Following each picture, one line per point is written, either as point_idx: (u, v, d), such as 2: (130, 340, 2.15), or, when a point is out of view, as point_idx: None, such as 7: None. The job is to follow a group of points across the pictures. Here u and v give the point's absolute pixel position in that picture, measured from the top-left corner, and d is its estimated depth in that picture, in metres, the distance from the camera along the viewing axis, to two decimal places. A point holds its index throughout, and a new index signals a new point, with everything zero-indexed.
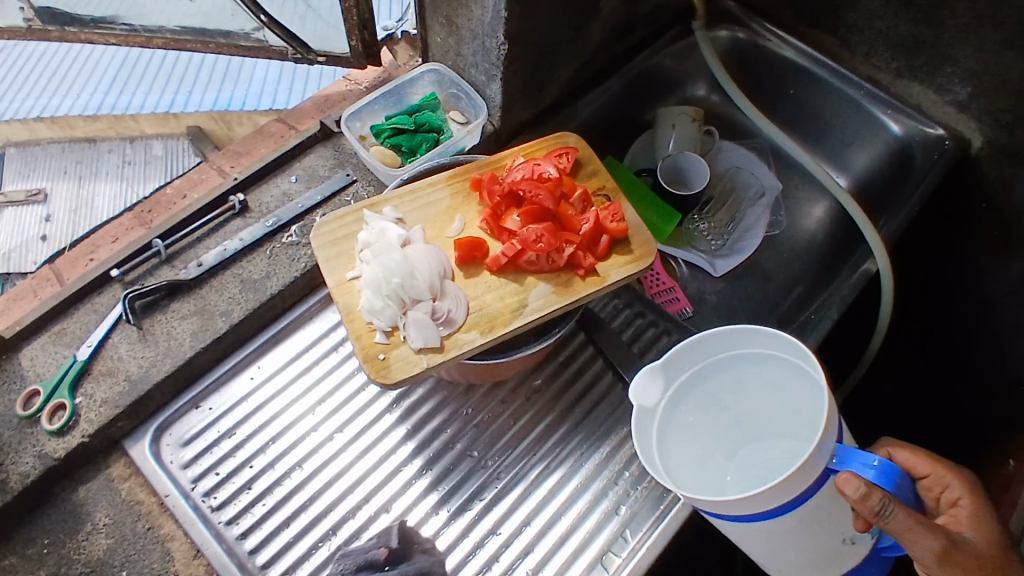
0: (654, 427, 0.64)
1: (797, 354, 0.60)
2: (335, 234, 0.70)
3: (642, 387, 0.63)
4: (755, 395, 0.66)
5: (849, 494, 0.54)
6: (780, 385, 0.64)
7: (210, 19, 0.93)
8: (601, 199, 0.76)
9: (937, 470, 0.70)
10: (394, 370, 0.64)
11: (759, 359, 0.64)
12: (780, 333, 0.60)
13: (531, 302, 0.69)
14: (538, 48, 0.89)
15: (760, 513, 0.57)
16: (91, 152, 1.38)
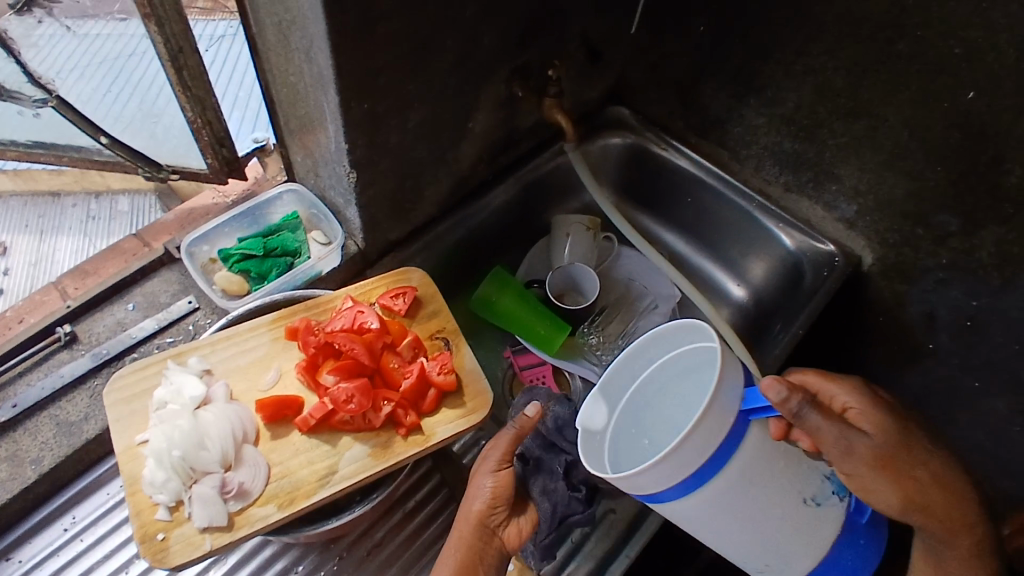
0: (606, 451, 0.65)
1: (698, 338, 0.63)
2: (132, 390, 0.66)
3: (588, 412, 0.66)
4: None
5: (773, 398, 0.57)
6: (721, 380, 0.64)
7: (48, 133, 0.85)
8: (436, 345, 0.72)
9: (827, 385, 0.71)
10: (172, 553, 0.59)
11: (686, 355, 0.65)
12: (685, 320, 0.63)
13: (341, 468, 0.64)
14: (395, 172, 0.86)
15: (683, 484, 0.58)
16: (51, 204, 1.18)
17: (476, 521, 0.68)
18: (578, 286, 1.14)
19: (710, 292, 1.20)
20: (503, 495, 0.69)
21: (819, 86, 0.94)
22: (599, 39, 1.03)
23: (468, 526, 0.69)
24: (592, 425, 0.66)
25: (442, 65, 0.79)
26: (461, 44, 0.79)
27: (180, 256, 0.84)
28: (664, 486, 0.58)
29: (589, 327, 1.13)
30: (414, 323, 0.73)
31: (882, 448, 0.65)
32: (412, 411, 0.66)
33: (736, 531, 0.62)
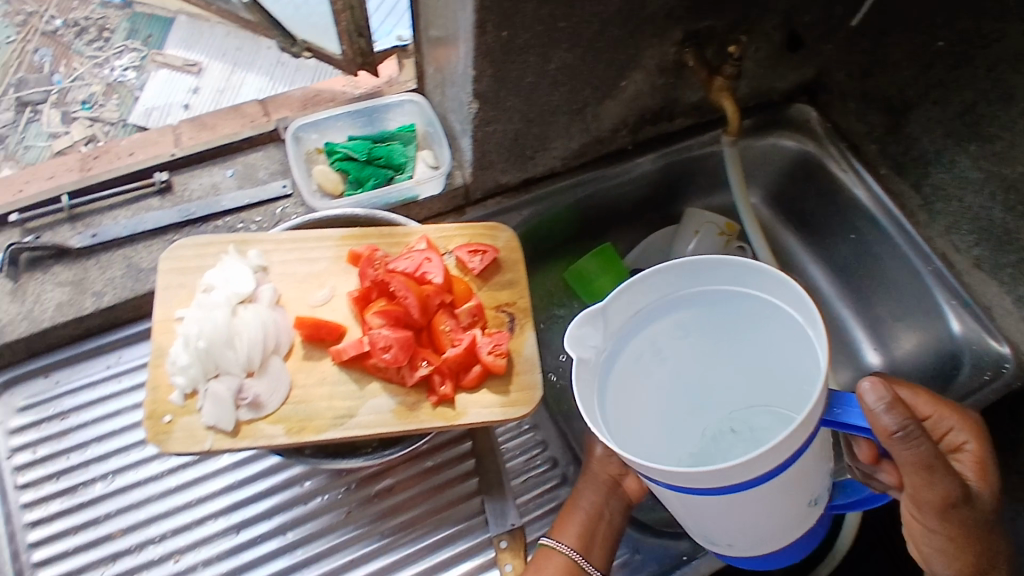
0: (594, 392, 0.54)
1: (755, 279, 0.54)
2: (186, 262, 0.63)
3: (580, 336, 0.53)
4: (745, 345, 0.58)
5: (870, 402, 0.50)
6: (745, 326, 0.57)
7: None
8: (498, 320, 0.64)
9: (955, 417, 0.65)
10: (173, 439, 0.57)
11: (722, 297, 0.56)
12: (734, 258, 0.54)
13: (360, 414, 0.59)
14: (524, 114, 0.77)
15: (728, 486, 0.49)
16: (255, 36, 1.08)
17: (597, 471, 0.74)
18: None
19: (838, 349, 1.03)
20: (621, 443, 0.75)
21: None
22: (808, 23, 0.87)
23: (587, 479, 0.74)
24: (587, 356, 0.54)
25: (609, 9, 0.68)
26: None
27: (286, 138, 0.82)
28: (721, 484, 0.48)
29: None
30: (483, 287, 0.66)
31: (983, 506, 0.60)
32: (449, 382, 0.60)
33: (733, 522, 0.55)
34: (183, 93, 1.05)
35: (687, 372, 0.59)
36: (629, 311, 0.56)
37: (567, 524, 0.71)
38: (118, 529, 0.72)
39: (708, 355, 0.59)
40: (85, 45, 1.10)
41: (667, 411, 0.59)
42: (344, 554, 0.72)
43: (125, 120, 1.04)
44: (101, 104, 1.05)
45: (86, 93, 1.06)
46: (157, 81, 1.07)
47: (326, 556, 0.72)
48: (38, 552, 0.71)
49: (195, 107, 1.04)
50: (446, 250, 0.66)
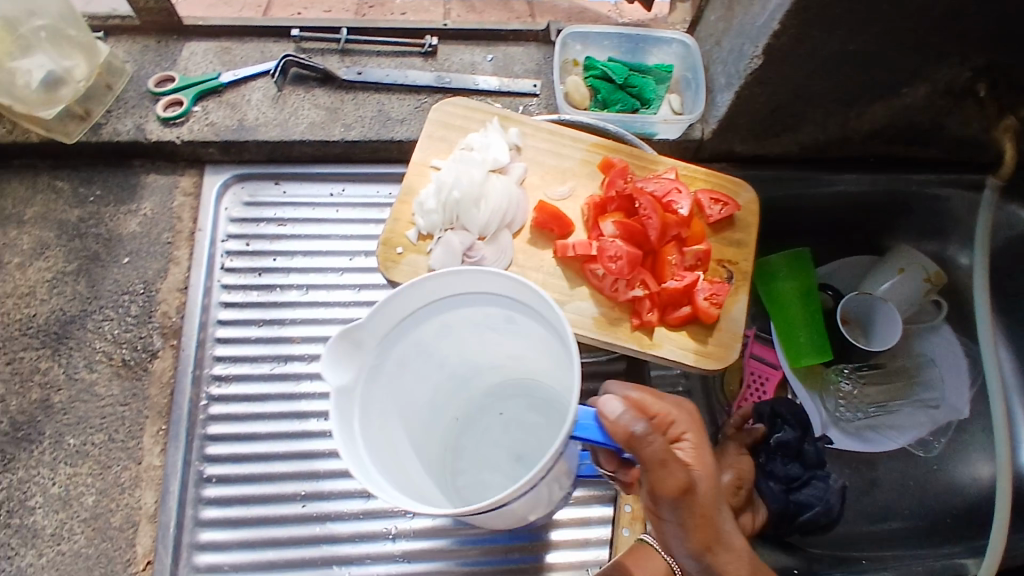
0: (357, 416, 0.46)
1: (500, 294, 0.49)
2: (454, 119, 0.66)
3: (336, 364, 0.46)
4: (455, 341, 0.53)
5: (610, 411, 0.47)
6: (487, 324, 0.52)
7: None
8: (717, 273, 0.64)
9: (663, 398, 0.56)
10: (398, 270, 0.61)
11: (483, 305, 0.50)
12: (502, 273, 0.47)
13: (564, 310, 0.61)
14: (794, 87, 0.76)
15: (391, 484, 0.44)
16: None
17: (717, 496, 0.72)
18: (867, 324, 0.97)
19: None
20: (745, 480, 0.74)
21: None
22: None
23: None
24: (351, 386, 0.46)
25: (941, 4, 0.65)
26: None
27: (555, 41, 0.83)
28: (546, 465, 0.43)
29: (848, 371, 0.96)
30: (711, 238, 0.65)
31: (710, 485, 0.55)
32: (656, 312, 0.60)
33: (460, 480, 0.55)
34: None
35: (409, 404, 0.52)
36: (400, 321, 0.49)
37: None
38: (297, 336, 0.76)
39: (488, 344, 0.55)
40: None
41: (419, 426, 0.54)
42: None
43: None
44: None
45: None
46: None
47: None
48: (223, 329, 0.76)
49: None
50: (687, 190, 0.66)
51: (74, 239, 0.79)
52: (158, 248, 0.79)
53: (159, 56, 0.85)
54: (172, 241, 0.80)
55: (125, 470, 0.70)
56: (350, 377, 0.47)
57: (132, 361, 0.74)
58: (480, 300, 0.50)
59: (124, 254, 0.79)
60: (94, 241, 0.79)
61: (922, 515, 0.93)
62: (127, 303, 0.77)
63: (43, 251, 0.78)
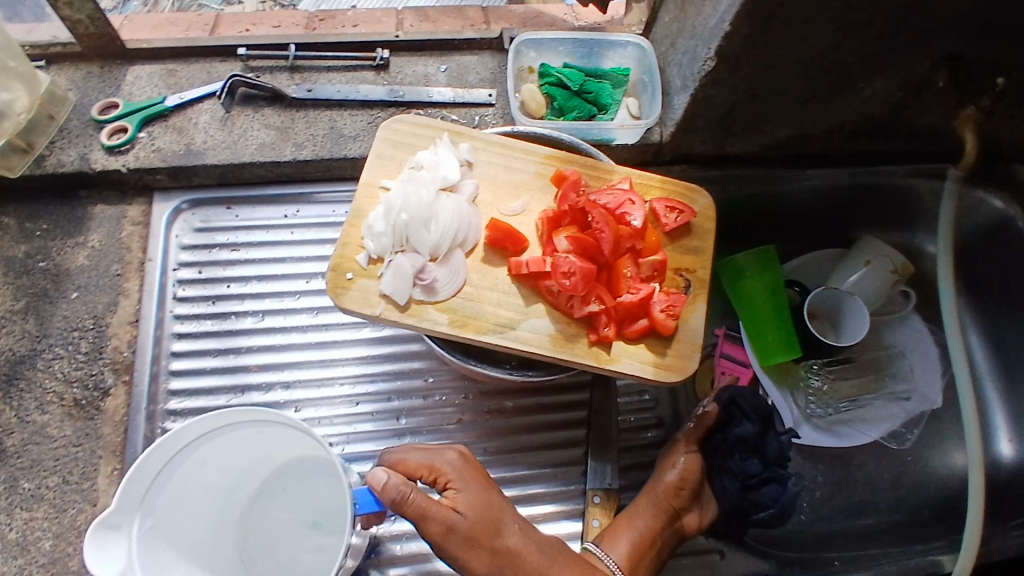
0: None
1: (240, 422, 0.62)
2: (402, 136, 0.65)
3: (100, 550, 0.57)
4: (216, 460, 0.65)
5: (374, 483, 0.53)
6: (252, 437, 0.65)
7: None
8: (674, 282, 0.63)
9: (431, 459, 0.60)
10: (349, 296, 0.60)
11: (218, 436, 0.63)
12: (224, 413, 0.60)
13: (520, 328, 0.60)
14: (751, 89, 0.74)
15: None
16: None
17: (663, 496, 0.72)
18: (836, 320, 0.98)
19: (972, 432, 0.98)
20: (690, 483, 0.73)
21: None
22: None
23: (649, 500, 0.71)
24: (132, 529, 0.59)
25: (891, 2, 0.64)
26: None
27: (508, 48, 0.82)
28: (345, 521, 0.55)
29: (817, 367, 0.97)
30: (668, 246, 0.65)
31: (483, 496, 0.58)
32: (613, 327, 0.60)
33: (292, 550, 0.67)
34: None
35: (190, 537, 0.64)
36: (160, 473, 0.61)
37: (614, 535, 0.69)
38: (254, 364, 0.76)
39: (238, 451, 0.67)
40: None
41: (205, 553, 0.65)
42: None
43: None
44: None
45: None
46: None
47: None
48: (177, 361, 0.75)
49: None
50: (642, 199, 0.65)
51: (19, 276, 0.77)
52: (108, 281, 0.78)
53: (103, 82, 0.82)
54: (121, 271, 0.78)
55: (79, 514, 0.68)
56: (120, 558, 0.58)
57: (81, 399, 0.73)
58: (264, 425, 0.64)
59: (73, 288, 0.77)
60: (41, 275, 0.77)
61: (897, 508, 0.94)
62: (77, 340, 0.75)
63: None
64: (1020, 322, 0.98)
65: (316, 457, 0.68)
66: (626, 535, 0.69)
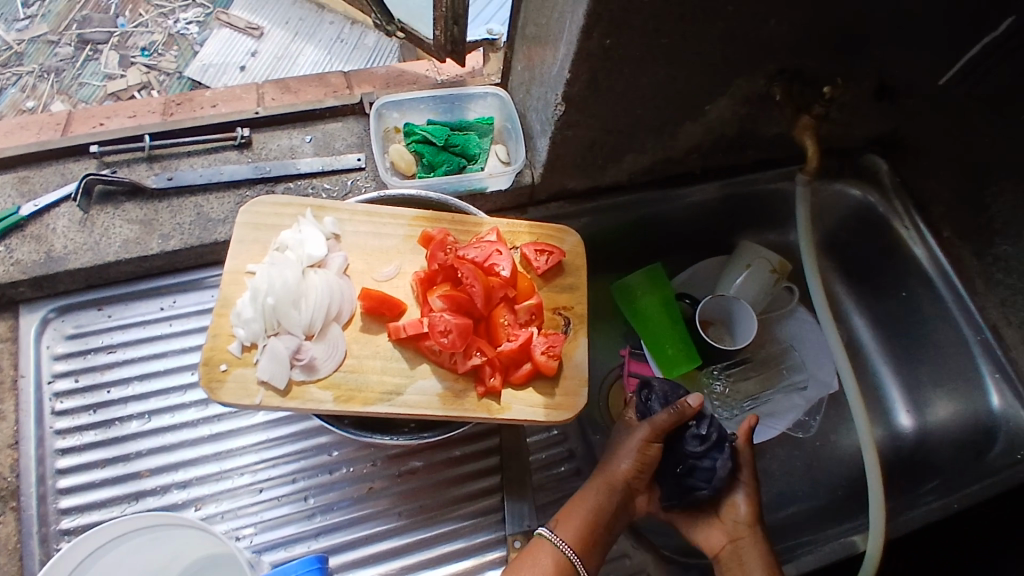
0: None
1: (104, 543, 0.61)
2: (264, 218, 0.64)
3: None
4: None
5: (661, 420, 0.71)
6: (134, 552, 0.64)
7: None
8: (553, 322, 0.65)
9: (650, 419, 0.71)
10: (226, 388, 0.58)
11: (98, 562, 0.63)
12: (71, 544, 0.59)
13: (407, 393, 0.60)
14: (605, 123, 0.78)
15: None
16: (314, 17, 1.27)
17: (615, 475, 0.71)
18: (730, 322, 1.01)
19: (874, 406, 1.01)
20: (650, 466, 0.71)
21: None
22: (901, 76, 0.85)
23: (603, 480, 0.71)
24: None
25: (712, 34, 0.68)
26: (742, 19, 0.68)
27: (369, 113, 0.83)
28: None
29: (718, 371, 1.00)
30: (544, 288, 0.66)
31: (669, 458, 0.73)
32: (498, 376, 0.61)
33: None
34: (245, 61, 1.21)
35: None
36: None
37: (570, 521, 0.69)
38: (146, 468, 0.73)
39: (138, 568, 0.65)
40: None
41: None
42: (359, 526, 0.73)
43: (180, 71, 1.20)
44: (160, 53, 1.21)
45: (147, 40, 1.22)
46: (218, 39, 1.23)
47: (344, 526, 0.73)
48: (64, 479, 0.72)
49: (248, 72, 1.21)
50: (513, 246, 0.67)
51: None
52: None
53: None
54: None
55: None
56: None
57: None
58: (125, 539, 0.63)
59: None
60: None
61: (815, 494, 0.97)
62: None
63: None
64: (893, 294, 1.02)
65: (201, 552, 0.65)
66: (580, 519, 0.68)
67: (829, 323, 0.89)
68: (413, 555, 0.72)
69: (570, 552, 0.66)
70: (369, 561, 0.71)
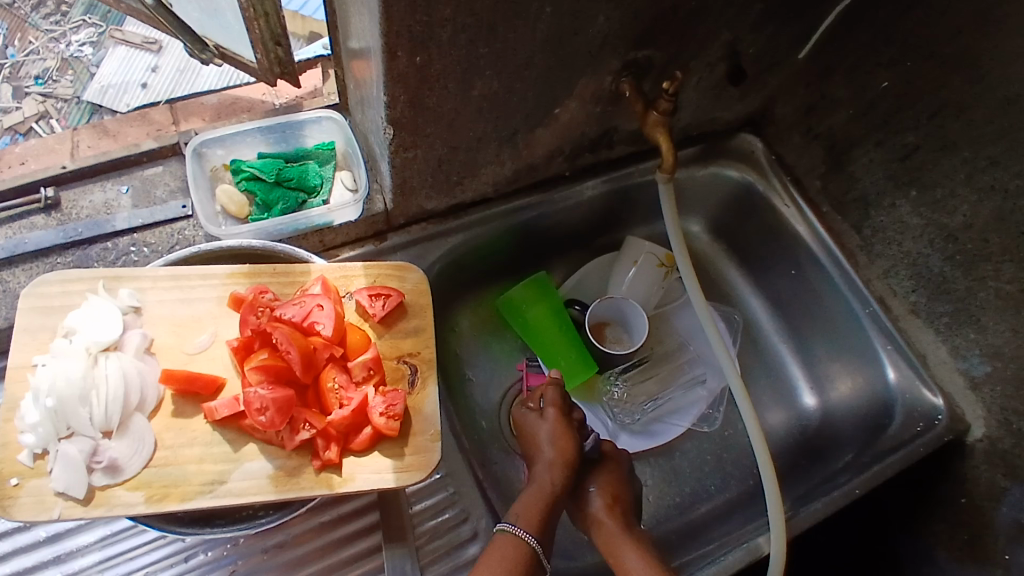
0: None
1: None
2: (50, 301, 0.56)
3: None
4: None
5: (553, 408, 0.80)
6: None
7: None
8: (397, 373, 0.59)
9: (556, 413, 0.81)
10: (18, 506, 0.50)
11: None
12: None
13: (231, 481, 0.52)
14: (446, 141, 0.72)
15: None
16: None
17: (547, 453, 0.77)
18: (626, 322, 0.96)
19: (774, 387, 0.97)
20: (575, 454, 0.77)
21: (1000, 210, 0.74)
22: (755, 55, 0.82)
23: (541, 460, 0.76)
24: None
25: (534, 37, 0.63)
26: (566, 19, 0.62)
27: (186, 154, 0.75)
28: None
29: (618, 375, 0.95)
30: (384, 335, 0.60)
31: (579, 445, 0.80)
32: (335, 446, 0.54)
33: None
34: (140, 70, 0.88)
35: None
36: None
37: (525, 512, 0.70)
38: None
39: None
40: (41, 18, 0.87)
41: None
42: None
43: (78, 96, 0.87)
44: (53, 79, 0.87)
45: (39, 67, 0.86)
46: (114, 58, 0.88)
47: None
48: None
49: (154, 88, 0.88)
50: (345, 293, 0.61)
51: None
52: None
53: None
54: None
55: None
56: None
57: None
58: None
59: None
60: None
61: (729, 487, 0.94)
62: None
63: None
64: (781, 270, 0.97)
65: None
66: (531, 505, 0.71)
67: (710, 325, 0.87)
68: None
69: (527, 536, 0.67)
70: None
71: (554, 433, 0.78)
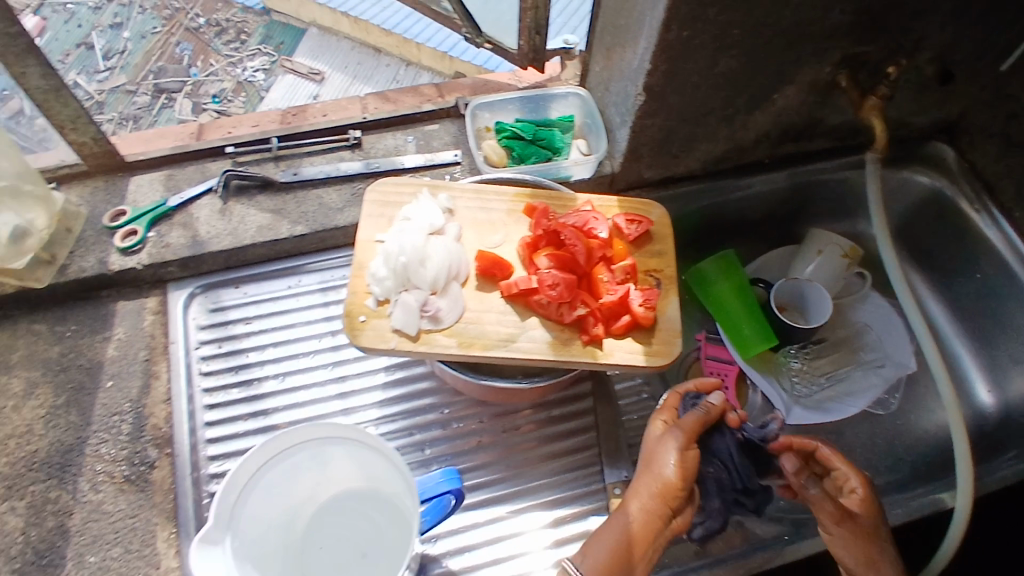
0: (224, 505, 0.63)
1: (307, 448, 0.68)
2: (389, 196, 0.74)
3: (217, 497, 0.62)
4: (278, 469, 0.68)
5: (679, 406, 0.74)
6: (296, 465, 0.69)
7: None
8: (646, 281, 0.72)
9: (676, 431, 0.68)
10: (365, 335, 0.67)
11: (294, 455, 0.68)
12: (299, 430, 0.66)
13: (520, 341, 0.68)
14: (680, 112, 0.85)
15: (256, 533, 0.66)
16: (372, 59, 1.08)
17: (655, 480, 0.66)
18: (804, 307, 1.04)
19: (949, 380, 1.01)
20: (684, 488, 0.65)
21: None
22: (960, 60, 0.90)
23: (640, 488, 0.66)
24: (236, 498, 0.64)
25: (778, 21, 0.75)
26: (807, 8, 0.74)
27: (465, 114, 0.93)
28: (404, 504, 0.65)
29: (795, 350, 1.03)
30: (636, 253, 0.73)
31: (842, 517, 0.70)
32: (601, 325, 0.68)
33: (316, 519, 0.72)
34: (301, 96, 1.04)
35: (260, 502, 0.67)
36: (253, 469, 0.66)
37: (596, 554, 0.64)
38: (284, 421, 0.81)
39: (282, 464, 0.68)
40: (220, 42, 1.03)
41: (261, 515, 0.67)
42: (476, 473, 0.80)
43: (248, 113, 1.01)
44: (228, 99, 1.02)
45: (216, 87, 1.02)
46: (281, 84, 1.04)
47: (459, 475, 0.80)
48: (212, 430, 0.80)
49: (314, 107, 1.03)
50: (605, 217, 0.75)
51: (55, 376, 0.81)
52: (136, 367, 0.82)
53: (108, 194, 0.88)
54: (149, 356, 0.83)
55: None
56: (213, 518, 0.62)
57: (125, 481, 0.77)
58: (282, 459, 0.68)
59: (102, 384, 0.81)
60: (78, 372, 0.82)
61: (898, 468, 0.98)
62: (119, 423, 0.79)
63: (33, 390, 0.81)
64: (964, 270, 1.03)
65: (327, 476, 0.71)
66: (606, 552, 0.64)
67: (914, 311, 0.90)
68: (519, 499, 0.78)
69: None
70: (496, 499, 0.78)
71: (666, 455, 0.67)
